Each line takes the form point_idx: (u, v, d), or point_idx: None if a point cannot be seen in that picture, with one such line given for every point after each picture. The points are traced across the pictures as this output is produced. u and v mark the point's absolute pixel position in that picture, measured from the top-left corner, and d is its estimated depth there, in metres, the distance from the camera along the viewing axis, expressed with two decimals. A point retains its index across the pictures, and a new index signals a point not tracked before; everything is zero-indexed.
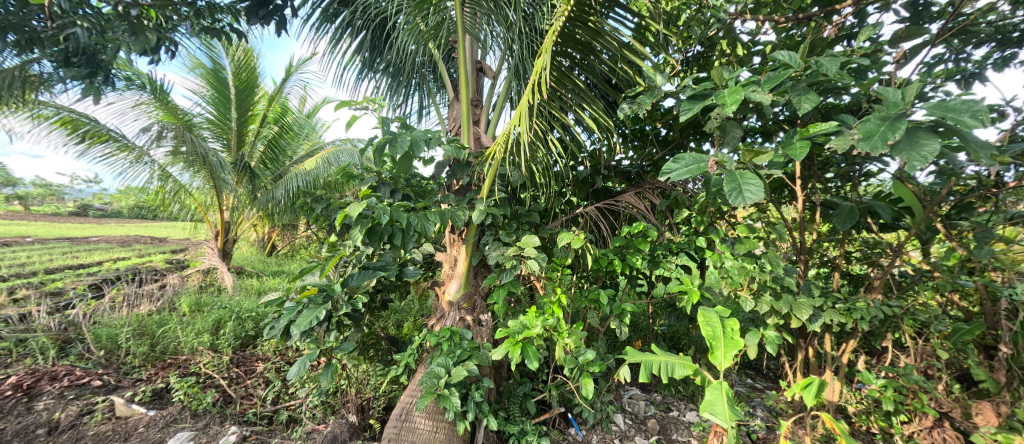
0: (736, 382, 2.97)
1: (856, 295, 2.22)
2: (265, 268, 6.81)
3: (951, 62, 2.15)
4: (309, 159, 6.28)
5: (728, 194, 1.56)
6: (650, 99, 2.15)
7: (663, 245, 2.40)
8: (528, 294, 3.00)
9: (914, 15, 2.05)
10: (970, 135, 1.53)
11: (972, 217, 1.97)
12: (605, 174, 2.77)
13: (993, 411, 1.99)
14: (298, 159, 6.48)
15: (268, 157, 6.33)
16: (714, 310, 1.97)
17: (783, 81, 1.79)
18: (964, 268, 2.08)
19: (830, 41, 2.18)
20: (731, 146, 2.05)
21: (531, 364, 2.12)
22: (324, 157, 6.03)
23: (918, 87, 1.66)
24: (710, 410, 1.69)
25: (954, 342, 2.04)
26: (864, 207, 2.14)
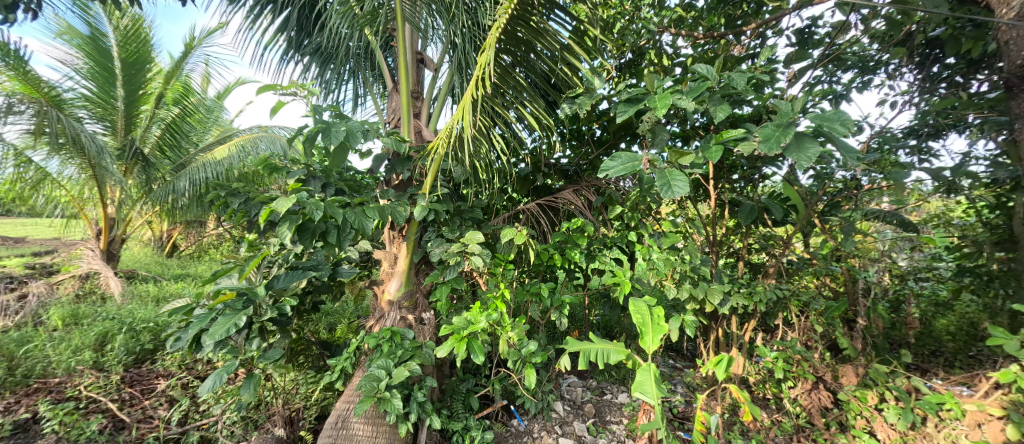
0: (661, 364, 3.24)
1: (756, 281, 2.55)
2: (165, 271, 5.92)
3: (827, 83, 2.58)
4: (220, 146, 5.55)
5: (659, 189, 1.74)
6: (590, 100, 2.37)
7: (599, 240, 2.56)
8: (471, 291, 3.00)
9: (800, 42, 2.46)
10: (842, 145, 1.84)
11: (841, 214, 2.38)
12: (545, 172, 2.87)
13: (854, 372, 2.42)
14: (205, 147, 5.68)
15: (166, 143, 5.48)
16: (643, 299, 2.18)
17: (702, 91, 2.01)
18: (835, 256, 2.51)
19: (738, 58, 2.48)
20: (661, 148, 2.26)
21: (475, 359, 2.12)
22: (238, 145, 5.39)
23: (803, 101, 1.95)
24: (640, 390, 1.88)
25: (826, 317, 2.41)
26: (761, 205, 2.44)
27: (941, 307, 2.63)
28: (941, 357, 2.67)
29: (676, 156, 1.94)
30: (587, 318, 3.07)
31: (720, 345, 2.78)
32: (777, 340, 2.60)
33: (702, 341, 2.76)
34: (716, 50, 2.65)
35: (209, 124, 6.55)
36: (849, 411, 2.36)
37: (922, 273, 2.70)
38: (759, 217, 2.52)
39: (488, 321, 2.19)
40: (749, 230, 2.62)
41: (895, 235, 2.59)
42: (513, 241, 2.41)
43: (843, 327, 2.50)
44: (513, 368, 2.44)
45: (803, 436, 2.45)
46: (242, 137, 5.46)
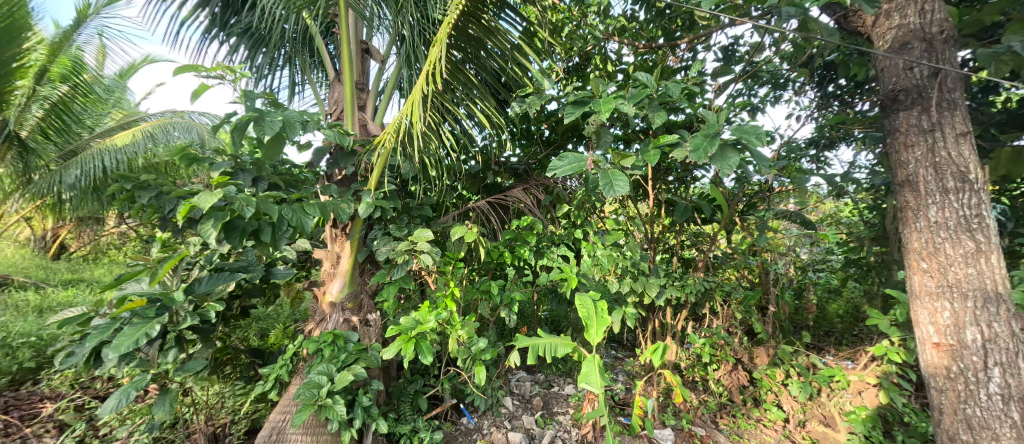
0: (604, 355, 3.41)
1: (687, 274, 2.78)
2: (49, 275, 5.07)
3: (746, 96, 2.90)
4: (123, 131, 4.87)
5: (602, 189, 1.86)
6: (539, 100, 2.45)
7: (547, 237, 2.67)
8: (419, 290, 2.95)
9: (725, 58, 2.73)
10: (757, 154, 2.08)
11: (757, 214, 2.68)
12: (495, 170, 2.89)
13: (766, 353, 2.75)
14: (104, 132, 4.97)
15: (51, 126, 4.69)
16: (588, 294, 2.28)
17: (642, 98, 2.16)
18: (752, 251, 2.81)
19: (673, 69, 2.68)
20: (605, 149, 2.38)
21: (424, 359, 2.08)
22: (147, 132, 4.78)
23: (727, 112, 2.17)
24: (586, 380, 2.00)
25: (745, 305, 2.68)
26: (693, 204, 2.70)
27: (830, 293, 3.12)
28: (834, 337, 3.11)
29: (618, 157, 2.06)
30: (535, 313, 3.14)
31: (656, 334, 3.00)
32: (704, 327, 2.79)
33: (641, 331, 2.94)
34: (654, 60, 2.84)
35: (107, 106, 5.72)
36: (762, 387, 2.68)
37: (819, 265, 3.12)
38: (690, 216, 2.75)
39: (437, 320, 2.16)
40: (682, 228, 2.85)
41: (799, 232, 2.97)
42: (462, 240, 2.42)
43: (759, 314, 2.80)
44: (463, 366, 2.44)
45: (726, 412, 2.72)
46: (152, 123, 4.84)
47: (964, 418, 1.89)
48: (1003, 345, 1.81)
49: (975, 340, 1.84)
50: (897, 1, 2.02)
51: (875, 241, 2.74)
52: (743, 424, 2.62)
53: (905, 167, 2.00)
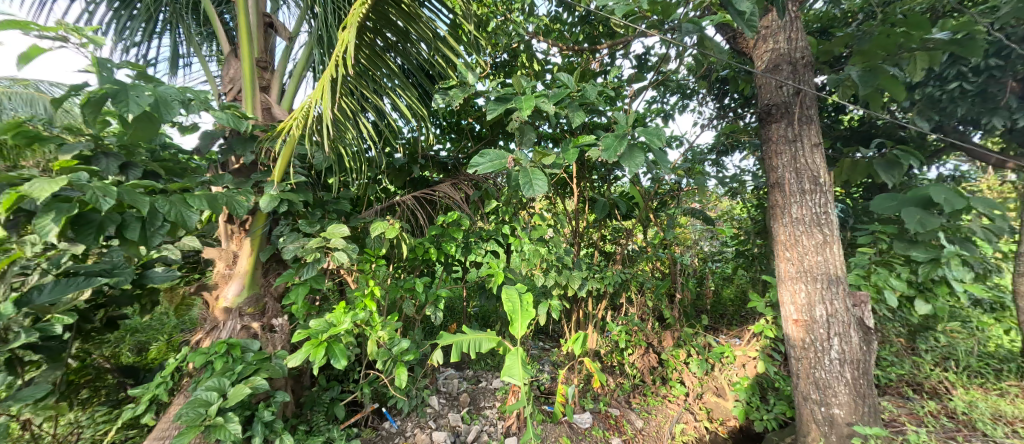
0: (532, 347, 3.49)
1: (607, 266, 2.95)
2: None
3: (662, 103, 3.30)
4: None
5: (522, 187, 1.89)
6: (462, 94, 2.37)
7: (476, 233, 2.62)
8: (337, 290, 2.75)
9: (639, 65, 2.95)
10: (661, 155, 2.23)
11: (666, 212, 2.95)
12: (422, 164, 2.79)
13: (670, 337, 3.05)
14: None
15: None
16: (515, 287, 2.35)
17: (563, 97, 2.21)
18: (662, 245, 3.08)
19: (594, 72, 2.82)
20: (528, 146, 2.43)
21: (337, 364, 1.96)
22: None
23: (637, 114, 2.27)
24: (509, 374, 2.11)
25: (656, 294, 2.96)
26: (612, 201, 2.87)
27: (724, 279, 3.50)
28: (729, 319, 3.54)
29: (537, 156, 2.11)
30: (465, 310, 3.08)
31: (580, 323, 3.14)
32: (622, 316, 2.99)
33: (565, 322, 3.05)
34: (578, 62, 2.95)
35: None
36: (669, 366, 2.98)
37: (717, 256, 3.52)
38: (609, 212, 2.91)
39: (352, 322, 2.02)
40: (603, 223, 3.00)
41: (702, 227, 3.32)
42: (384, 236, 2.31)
43: (669, 301, 3.08)
44: (383, 368, 2.30)
45: (639, 392, 2.95)
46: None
47: (814, 381, 2.22)
48: (842, 318, 2.19)
49: (823, 316, 2.20)
50: (771, 27, 2.35)
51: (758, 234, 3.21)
52: (652, 402, 2.86)
53: (775, 171, 2.34)
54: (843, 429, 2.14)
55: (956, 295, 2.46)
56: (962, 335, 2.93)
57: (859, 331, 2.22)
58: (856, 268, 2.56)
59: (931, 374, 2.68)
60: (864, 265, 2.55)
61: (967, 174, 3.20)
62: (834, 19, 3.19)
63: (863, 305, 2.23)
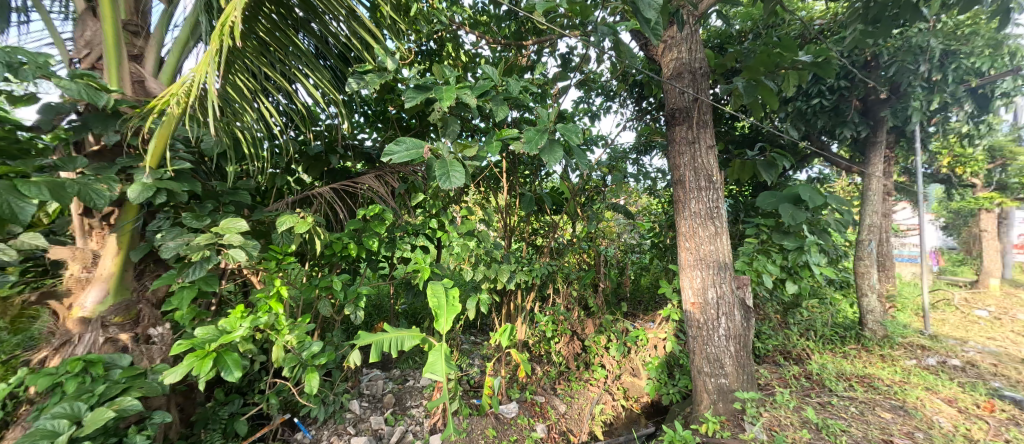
0: (463, 342, 3.46)
1: (535, 258, 3.01)
2: None
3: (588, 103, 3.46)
4: None
5: (438, 179, 1.78)
6: (379, 79, 2.20)
7: (401, 227, 2.46)
8: (240, 292, 2.44)
9: (564, 65, 3.05)
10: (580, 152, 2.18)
11: (591, 207, 3.10)
12: (342, 153, 2.59)
13: (592, 324, 3.23)
14: None
15: None
16: (441, 282, 2.28)
17: (487, 91, 2.09)
18: (589, 238, 3.22)
19: (522, 68, 2.82)
20: (452, 138, 2.27)
21: (229, 376, 1.71)
22: None
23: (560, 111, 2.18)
24: (431, 370, 2.02)
25: (581, 284, 3.11)
26: (540, 196, 2.92)
27: (643, 269, 3.74)
28: (645, 305, 3.86)
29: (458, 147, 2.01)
30: (393, 308, 2.96)
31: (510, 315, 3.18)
32: (549, 306, 3.09)
33: (496, 314, 3.07)
34: (506, 56, 2.93)
35: None
36: (592, 351, 3.16)
37: (637, 248, 3.75)
38: (537, 207, 2.95)
39: (248, 329, 1.83)
40: (533, 217, 3.05)
41: (625, 221, 3.52)
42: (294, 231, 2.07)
43: (593, 291, 3.25)
44: (293, 375, 2.10)
45: (563, 378, 3.08)
46: None
47: (706, 355, 2.42)
48: (728, 299, 2.42)
49: (713, 298, 2.41)
50: (675, 38, 2.49)
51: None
52: (575, 386, 3.00)
53: (678, 170, 2.51)
54: (728, 396, 2.36)
55: (814, 277, 2.96)
56: (820, 309, 3.49)
57: (740, 310, 2.47)
58: (742, 256, 2.95)
59: (796, 343, 3.22)
60: (749, 253, 2.95)
61: (827, 177, 3.83)
62: (730, 37, 3.60)
63: (744, 287, 2.49)
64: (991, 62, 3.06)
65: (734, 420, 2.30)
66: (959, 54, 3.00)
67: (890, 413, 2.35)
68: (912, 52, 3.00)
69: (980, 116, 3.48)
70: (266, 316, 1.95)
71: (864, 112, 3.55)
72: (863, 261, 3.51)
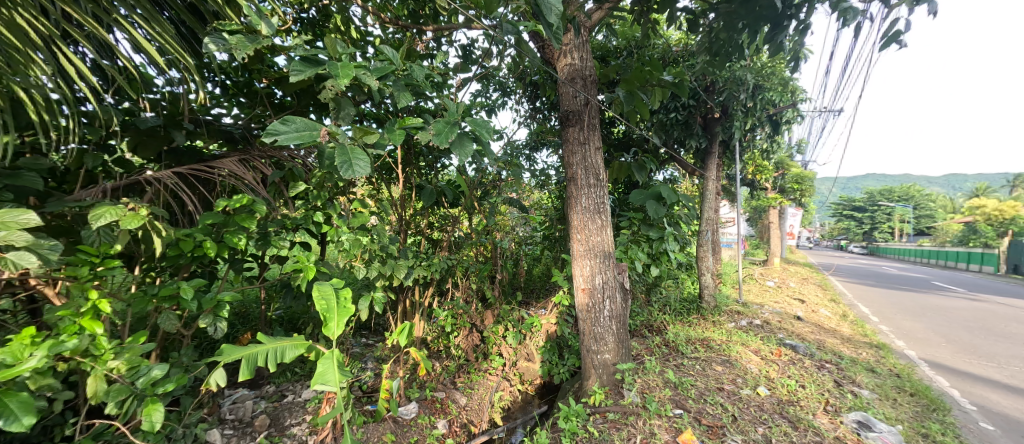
0: (352, 346, 3.26)
1: (434, 253, 2.97)
2: None
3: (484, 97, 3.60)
4: None
5: (338, 167, 1.51)
6: (251, 44, 1.77)
7: (276, 221, 2.11)
8: (26, 310, 1.79)
9: (464, 56, 3.06)
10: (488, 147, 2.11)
11: (488, 201, 3.20)
12: (190, 130, 2.11)
13: (490, 315, 3.34)
14: None
15: None
16: (329, 283, 1.91)
17: (388, 74, 1.87)
18: (486, 232, 3.33)
19: (421, 54, 2.69)
20: (346, 123, 2.00)
21: (17, 426, 1.18)
22: None
23: (465, 104, 2.07)
24: (321, 381, 1.57)
25: (478, 277, 3.21)
26: (439, 189, 2.87)
27: (535, 259, 3.95)
28: (535, 294, 4.15)
29: (360, 133, 1.76)
30: (264, 314, 2.78)
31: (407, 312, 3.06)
32: (448, 300, 3.11)
33: (391, 313, 2.92)
34: (403, 40, 2.77)
35: None
36: (490, 341, 3.26)
37: (529, 240, 3.95)
38: (436, 200, 2.89)
39: (45, 358, 1.29)
40: (431, 211, 2.99)
41: (518, 214, 3.73)
42: (120, 226, 1.58)
43: (489, 284, 3.35)
44: (122, 412, 1.61)
45: (463, 371, 3.14)
46: None
47: (593, 335, 2.70)
48: (612, 283, 2.74)
49: (600, 283, 2.70)
50: (570, 45, 2.67)
51: (561, 220, 3.82)
52: (475, 377, 3.07)
53: (571, 168, 2.73)
54: (610, 369, 2.68)
55: (669, 261, 3.56)
56: (672, 287, 4.29)
57: (620, 292, 2.81)
58: (620, 245, 3.36)
59: (653, 318, 3.86)
60: (623, 243, 3.37)
61: (677, 179, 4.59)
62: (609, 51, 4.08)
63: (623, 272, 2.84)
64: (781, 96, 4.09)
65: (614, 389, 2.63)
66: (763, 88, 3.92)
67: (720, 366, 3.00)
68: (735, 82, 3.82)
69: (773, 136, 4.62)
70: (76, 339, 1.42)
71: (702, 127, 4.38)
72: (703, 248, 4.34)
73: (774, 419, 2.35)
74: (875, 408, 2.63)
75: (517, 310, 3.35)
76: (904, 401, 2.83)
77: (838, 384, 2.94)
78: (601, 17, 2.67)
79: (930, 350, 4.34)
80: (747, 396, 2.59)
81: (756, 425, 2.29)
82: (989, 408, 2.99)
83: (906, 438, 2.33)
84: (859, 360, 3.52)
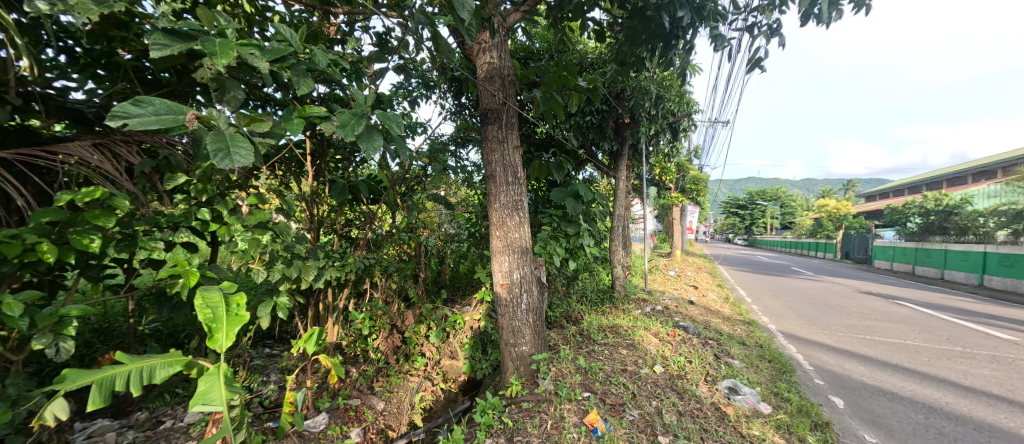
0: (253, 358, 2.94)
1: (349, 252, 2.81)
2: None
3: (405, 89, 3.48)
4: None
5: (211, 156, 1.30)
6: (101, 8, 1.47)
7: (147, 218, 1.81)
8: None
9: (380, 45, 2.91)
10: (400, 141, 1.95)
11: (410, 198, 3.11)
12: (24, 107, 1.72)
13: (412, 315, 3.21)
14: None
15: None
16: (216, 288, 1.68)
17: (283, 56, 1.69)
18: (408, 229, 3.23)
19: (330, 38, 2.50)
20: (232, 108, 1.74)
21: None
22: None
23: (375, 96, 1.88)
24: (203, 401, 1.37)
25: (399, 276, 3.11)
26: (352, 184, 2.71)
27: (461, 257, 3.91)
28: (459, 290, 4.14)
29: (244, 120, 1.56)
30: (134, 328, 2.38)
31: (318, 317, 2.86)
32: (366, 302, 2.98)
33: (299, 318, 2.71)
34: (311, 22, 2.55)
35: None
36: (411, 342, 3.17)
37: (455, 237, 3.92)
38: (349, 196, 2.73)
39: None
40: (344, 207, 2.81)
41: (444, 212, 3.68)
42: None
43: (413, 283, 3.25)
44: None
45: (382, 375, 3.02)
46: None
47: (511, 329, 2.76)
48: (529, 278, 2.80)
49: (518, 278, 2.76)
50: (487, 43, 2.68)
51: (485, 217, 3.84)
52: (394, 380, 2.97)
53: (490, 165, 2.75)
54: (527, 361, 2.76)
55: (586, 255, 3.78)
56: (588, 279, 4.56)
57: (537, 286, 2.90)
58: (540, 240, 3.47)
59: (570, 309, 4.08)
60: (544, 238, 3.49)
61: (594, 179, 4.89)
62: (531, 53, 4.21)
63: (540, 267, 2.94)
64: (679, 106, 4.56)
65: (530, 379, 2.72)
66: (665, 98, 4.34)
67: (624, 350, 3.26)
68: (641, 91, 4.18)
69: (673, 142, 5.14)
70: None
71: (615, 130, 4.71)
72: (615, 243, 4.68)
73: (665, 393, 2.62)
74: (742, 374, 3.09)
75: (441, 309, 3.32)
76: (764, 367, 3.36)
77: (716, 357, 3.39)
78: (518, 19, 2.74)
79: (788, 323, 5.21)
80: (645, 374, 2.85)
81: (651, 399, 2.54)
82: (823, 366, 3.68)
83: (763, 398, 2.77)
84: (736, 336, 4.10)
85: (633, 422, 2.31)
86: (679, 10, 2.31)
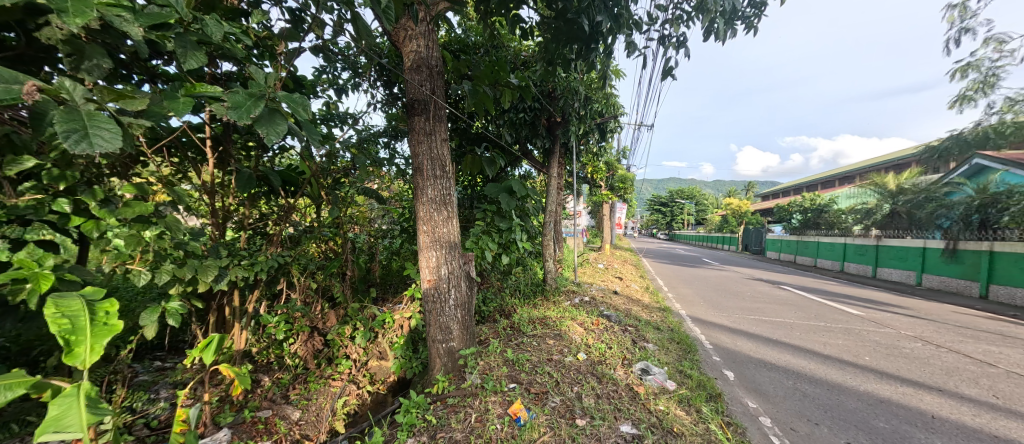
0: (137, 373, 2.57)
1: (259, 250, 2.58)
2: None
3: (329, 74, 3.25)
4: None
5: (61, 140, 1.13)
6: None
7: None
8: None
9: (293, 21, 2.67)
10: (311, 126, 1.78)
11: (336, 192, 2.93)
12: None
13: (335, 316, 3.06)
14: None
15: None
16: (79, 294, 1.44)
17: (162, 22, 1.48)
18: (331, 225, 3.04)
19: (233, 9, 2.24)
20: (94, 77, 1.46)
21: None
22: None
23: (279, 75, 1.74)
24: (56, 427, 1.17)
25: (320, 276, 2.94)
26: (260, 174, 2.47)
27: (393, 253, 3.78)
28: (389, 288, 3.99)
29: (110, 95, 1.37)
30: None
31: (222, 322, 2.57)
32: (281, 304, 2.76)
33: (197, 325, 2.43)
34: None
35: None
36: (335, 344, 2.99)
37: (388, 233, 3.77)
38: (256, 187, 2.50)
39: None
40: (252, 201, 2.56)
41: (375, 207, 3.52)
42: None
43: (337, 281, 3.07)
44: None
45: (300, 382, 2.85)
46: None
47: (438, 325, 2.71)
48: (457, 273, 2.76)
49: (445, 273, 2.70)
50: (414, 31, 2.59)
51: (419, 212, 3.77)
52: (313, 387, 2.79)
53: (417, 158, 2.66)
54: (456, 357, 2.73)
55: (519, 250, 3.84)
56: (520, 273, 4.65)
57: (466, 281, 2.87)
58: (471, 235, 3.43)
59: (501, 303, 4.12)
60: (476, 233, 3.45)
61: (529, 175, 4.99)
62: (466, 45, 4.16)
63: (469, 262, 2.92)
64: (607, 107, 4.80)
65: (457, 375, 2.69)
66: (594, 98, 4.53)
67: (551, 340, 3.35)
68: (569, 90, 4.33)
69: (601, 141, 5.41)
70: None
71: (547, 128, 4.84)
72: (546, 237, 4.81)
73: (586, 378, 2.75)
74: (655, 356, 3.37)
75: (367, 308, 3.17)
76: (674, 348, 3.69)
77: (634, 341, 3.64)
78: (444, 8, 2.67)
79: (695, 308, 5.77)
80: (569, 362, 2.97)
81: (573, 385, 2.65)
82: (721, 344, 4.14)
83: (671, 376, 3.03)
84: (653, 322, 4.44)
85: (554, 408, 2.39)
86: (598, 14, 2.42)
